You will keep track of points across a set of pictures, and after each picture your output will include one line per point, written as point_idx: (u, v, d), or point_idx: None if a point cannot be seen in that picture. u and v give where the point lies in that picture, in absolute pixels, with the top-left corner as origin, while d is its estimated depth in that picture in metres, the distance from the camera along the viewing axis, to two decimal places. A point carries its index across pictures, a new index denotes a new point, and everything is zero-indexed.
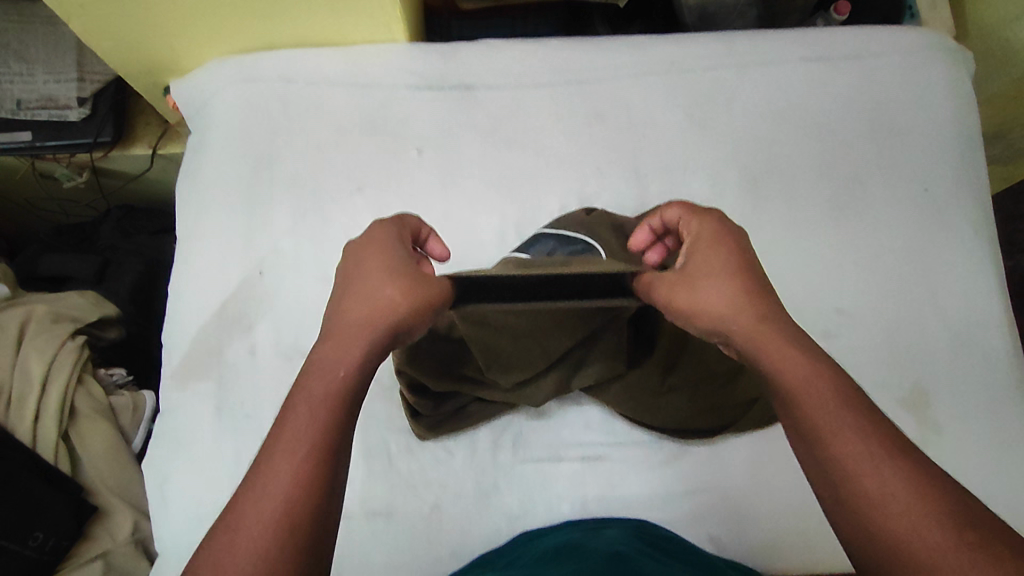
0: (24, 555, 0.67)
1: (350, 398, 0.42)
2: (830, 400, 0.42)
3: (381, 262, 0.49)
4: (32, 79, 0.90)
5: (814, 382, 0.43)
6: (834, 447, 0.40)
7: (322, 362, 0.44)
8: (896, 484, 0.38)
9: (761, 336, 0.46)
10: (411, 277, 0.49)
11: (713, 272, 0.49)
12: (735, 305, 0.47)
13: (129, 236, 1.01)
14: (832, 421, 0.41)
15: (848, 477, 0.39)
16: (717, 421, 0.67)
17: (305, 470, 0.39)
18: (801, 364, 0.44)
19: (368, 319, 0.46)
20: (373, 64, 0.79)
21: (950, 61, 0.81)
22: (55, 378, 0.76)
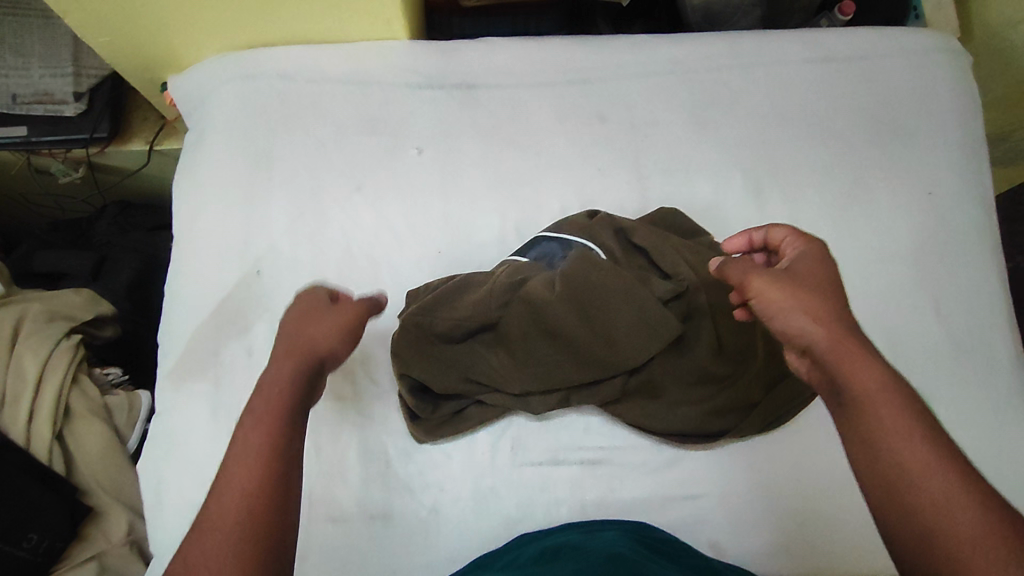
0: (16, 556, 0.67)
1: (284, 425, 0.46)
2: (905, 415, 0.43)
3: (303, 322, 0.52)
4: (27, 73, 0.89)
5: (886, 395, 0.44)
6: (904, 459, 0.42)
7: (260, 400, 0.48)
8: (958, 499, 0.40)
9: (843, 350, 0.46)
10: (331, 318, 0.53)
11: (805, 286, 0.49)
12: (818, 318, 0.47)
13: (126, 232, 1.01)
14: (901, 435, 0.43)
15: (920, 490, 0.41)
16: (716, 425, 0.67)
17: (249, 493, 0.43)
18: (875, 377, 0.45)
19: (293, 358, 0.50)
20: (373, 62, 0.78)
21: (954, 64, 0.80)
22: (50, 378, 0.75)
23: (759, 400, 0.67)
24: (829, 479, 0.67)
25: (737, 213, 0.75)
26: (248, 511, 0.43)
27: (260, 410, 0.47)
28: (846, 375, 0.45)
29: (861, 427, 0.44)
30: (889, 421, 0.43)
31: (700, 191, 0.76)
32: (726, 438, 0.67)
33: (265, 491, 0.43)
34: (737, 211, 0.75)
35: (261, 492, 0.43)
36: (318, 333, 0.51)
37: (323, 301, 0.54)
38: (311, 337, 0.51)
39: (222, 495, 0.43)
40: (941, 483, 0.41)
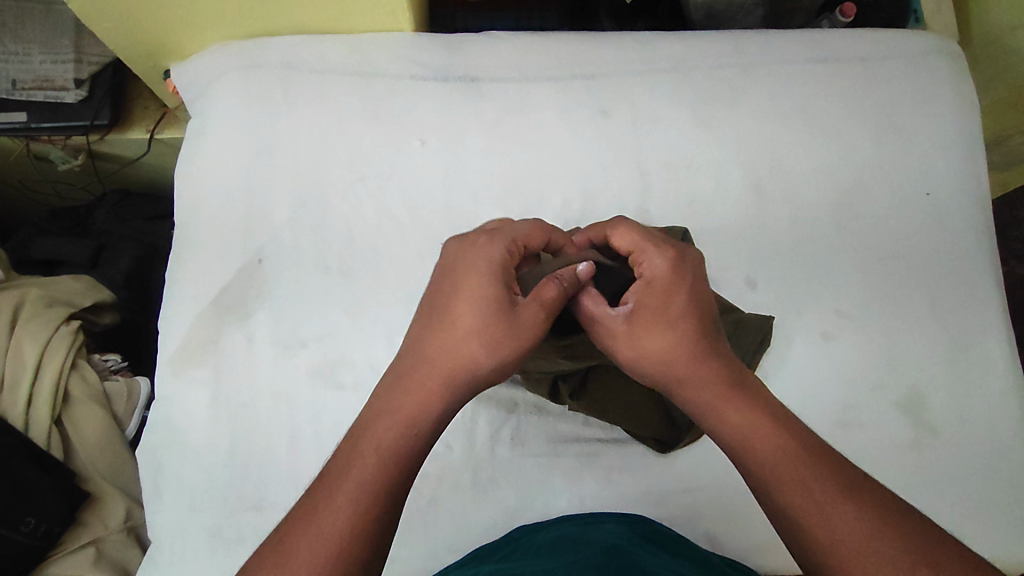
0: (15, 540, 0.67)
1: (429, 430, 0.48)
2: (768, 439, 0.46)
3: (467, 313, 0.51)
4: (28, 59, 0.89)
5: (755, 427, 0.47)
6: (784, 488, 0.44)
7: (408, 387, 0.49)
8: (845, 515, 0.42)
9: (703, 384, 0.49)
10: (499, 318, 0.51)
11: (652, 322, 0.51)
12: (671, 349, 0.51)
13: (125, 221, 1.00)
14: (778, 458, 0.45)
15: (803, 517, 0.43)
16: (680, 415, 0.66)
17: (380, 480, 0.45)
18: (740, 408, 0.48)
19: (447, 371, 0.50)
20: (377, 55, 0.79)
21: (953, 66, 0.81)
22: (49, 363, 0.75)
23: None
24: None
25: (737, 211, 0.76)
26: (363, 510, 0.44)
27: (393, 427, 0.47)
28: (719, 411, 0.48)
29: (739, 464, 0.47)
30: (766, 448, 0.46)
31: (701, 188, 0.76)
32: (688, 432, 0.66)
33: (385, 488, 0.45)
34: (738, 209, 0.76)
35: (376, 496, 0.44)
36: (473, 335, 0.51)
37: (503, 294, 0.52)
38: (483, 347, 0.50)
39: (335, 495, 0.44)
40: (825, 507, 0.42)
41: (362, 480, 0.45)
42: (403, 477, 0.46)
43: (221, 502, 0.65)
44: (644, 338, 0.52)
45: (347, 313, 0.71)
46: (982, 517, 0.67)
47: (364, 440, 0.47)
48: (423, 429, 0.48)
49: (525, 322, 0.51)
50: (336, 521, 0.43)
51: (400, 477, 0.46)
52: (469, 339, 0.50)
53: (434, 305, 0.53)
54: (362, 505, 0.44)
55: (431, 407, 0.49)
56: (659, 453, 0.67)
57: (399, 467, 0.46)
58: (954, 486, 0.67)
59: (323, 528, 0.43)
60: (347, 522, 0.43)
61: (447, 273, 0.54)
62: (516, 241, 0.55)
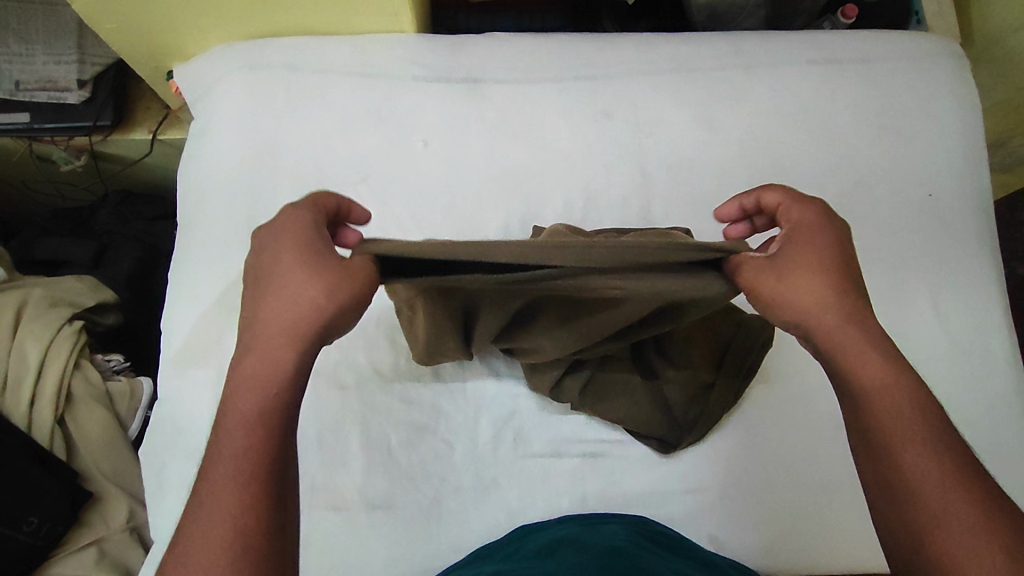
0: (17, 539, 0.67)
1: (285, 397, 0.43)
2: (905, 408, 0.43)
3: (287, 278, 0.46)
4: (31, 60, 0.89)
5: (896, 389, 0.44)
6: (909, 456, 0.42)
7: (249, 371, 0.43)
8: (963, 500, 0.40)
9: (846, 334, 0.46)
10: (309, 265, 0.46)
11: (807, 266, 0.48)
12: (824, 293, 0.47)
13: (127, 221, 1.00)
14: (906, 428, 0.43)
15: (913, 488, 0.41)
16: (685, 415, 0.66)
17: (250, 462, 0.40)
18: (874, 362, 0.45)
19: (289, 327, 0.45)
20: (379, 55, 0.79)
21: (955, 67, 0.81)
22: (52, 363, 0.75)
23: (715, 384, 0.66)
24: (830, 474, 0.67)
25: None
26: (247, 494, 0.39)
27: (251, 398, 0.42)
28: (851, 363, 0.46)
29: (859, 413, 0.45)
30: (895, 408, 0.44)
31: (703, 188, 0.77)
32: (693, 432, 0.66)
33: (259, 468, 0.40)
34: None
35: (252, 467, 0.40)
36: (300, 288, 0.45)
37: (312, 242, 0.47)
38: (309, 296, 0.45)
39: (211, 491, 0.39)
40: (944, 478, 0.41)
41: (236, 456, 0.40)
42: (273, 451, 0.41)
43: None
44: (793, 275, 0.47)
45: None
46: None
47: (223, 430, 0.41)
48: (289, 384, 0.43)
49: (349, 266, 0.46)
50: (219, 512, 0.38)
51: (273, 451, 0.41)
52: (299, 303, 0.45)
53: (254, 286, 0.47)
54: (243, 492, 0.39)
55: (286, 361, 0.44)
56: (664, 454, 0.67)
57: (270, 433, 0.41)
58: None
59: (202, 528, 0.38)
60: (230, 512, 0.38)
61: (259, 246, 0.48)
62: (314, 211, 0.50)
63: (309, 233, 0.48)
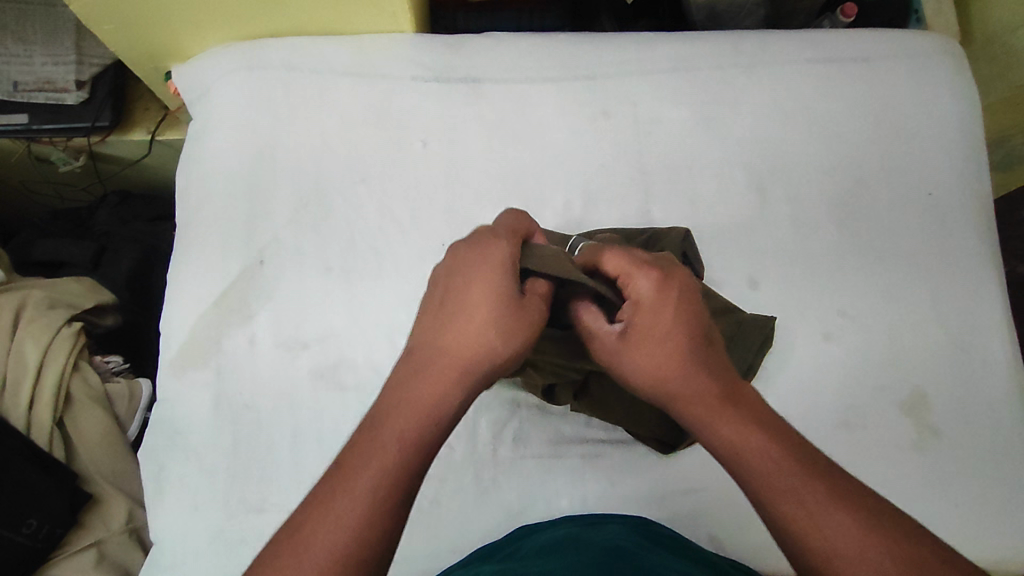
0: (15, 542, 0.67)
1: (435, 431, 0.44)
2: (767, 455, 0.43)
3: (479, 303, 0.48)
4: (29, 61, 0.89)
5: (748, 434, 0.44)
6: (784, 509, 0.41)
7: (411, 389, 0.45)
8: (848, 538, 0.39)
9: (700, 400, 0.46)
10: (513, 309, 0.49)
11: (644, 342, 0.49)
12: (662, 368, 0.48)
13: (126, 222, 1.00)
14: (773, 479, 0.42)
15: (803, 542, 0.40)
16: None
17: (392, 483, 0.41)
18: (730, 418, 0.45)
19: (467, 356, 0.47)
20: (378, 55, 0.79)
21: (955, 66, 0.81)
22: (51, 365, 0.75)
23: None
24: None
25: (738, 212, 0.76)
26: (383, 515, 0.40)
27: (411, 420, 0.44)
28: (713, 423, 0.45)
29: (731, 471, 0.44)
30: (756, 453, 0.43)
31: (702, 188, 0.76)
32: (693, 431, 0.65)
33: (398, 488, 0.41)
34: (739, 210, 0.76)
35: (390, 492, 0.41)
36: (486, 327, 0.47)
37: (512, 287, 0.49)
38: (485, 338, 0.47)
39: (350, 495, 0.41)
40: (820, 513, 0.40)
41: (379, 479, 0.41)
42: (412, 479, 0.42)
43: (223, 503, 0.65)
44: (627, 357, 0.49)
45: (348, 313, 0.71)
46: (988, 519, 0.66)
47: (370, 441, 0.43)
48: (442, 419, 0.45)
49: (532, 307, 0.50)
50: (345, 527, 0.39)
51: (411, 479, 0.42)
52: (476, 327, 0.47)
53: (435, 305, 0.50)
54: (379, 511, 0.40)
55: (446, 395, 0.45)
56: (663, 453, 0.67)
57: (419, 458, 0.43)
58: (958, 487, 0.67)
59: (334, 526, 0.39)
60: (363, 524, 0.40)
61: (456, 270, 0.50)
62: (516, 246, 0.53)
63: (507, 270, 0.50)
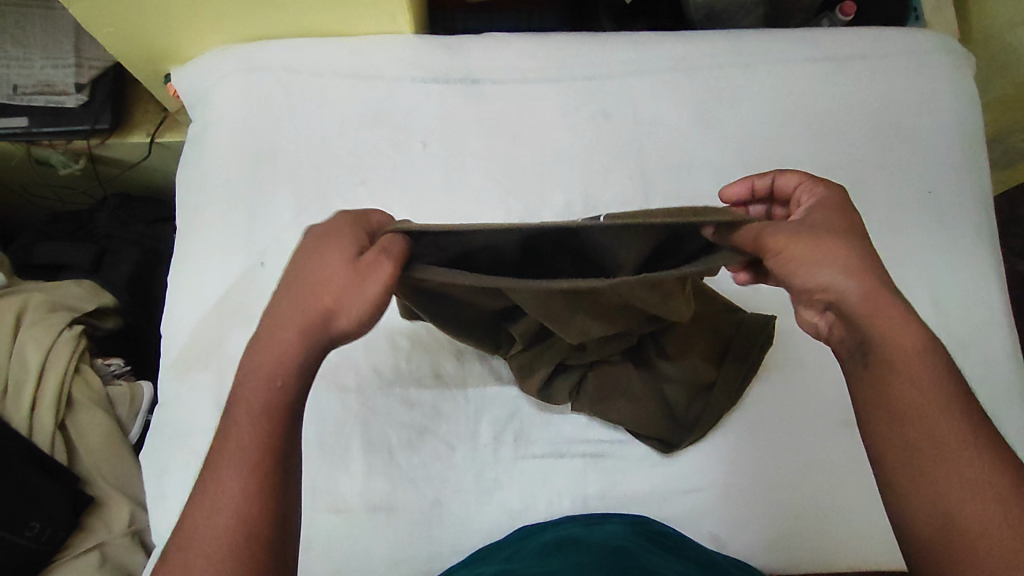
0: (19, 545, 0.67)
1: (287, 412, 0.45)
2: (934, 385, 0.44)
3: (312, 281, 0.47)
4: (28, 64, 0.89)
5: (922, 372, 0.45)
6: (940, 431, 0.43)
7: (254, 373, 0.45)
8: (993, 475, 0.42)
9: (875, 315, 0.46)
10: (349, 270, 0.47)
11: (836, 243, 0.48)
12: (856, 280, 0.47)
13: (126, 224, 1.00)
14: (933, 404, 0.44)
15: (944, 462, 0.42)
16: (688, 413, 0.67)
17: (253, 477, 0.42)
18: (908, 344, 0.45)
19: (306, 329, 0.46)
20: (378, 56, 0.79)
21: (954, 64, 0.81)
22: (53, 369, 0.75)
23: (716, 381, 0.67)
24: (834, 472, 0.67)
25: None
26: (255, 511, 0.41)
27: (259, 389, 0.45)
28: (882, 344, 0.46)
29: (896, 380, 0.45)
30: (921, 389, 0.44)
31: (702, 187, 0.76)
32: (696, 431, 0.66)
33: (263, 477, 0.42)
34: None
35: (264, 465, 0.43)
36: (325, 292, 0.47)
37: (348, 254, 0.48)
38: (328, 304, 0.47)
39: (216, 494, 0.42)
40: (966, 463, 0.42)
41: (247, 455, 0.43)
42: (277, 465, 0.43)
43: None
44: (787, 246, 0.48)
45: None
46: None
47: (237, 422, 0.44)
48: (288, 398, 0.45)
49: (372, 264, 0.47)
50: (234, 503, 0.41)
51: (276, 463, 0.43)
52: (313, 302, 0.47)
53: (283, 282, 0.49)
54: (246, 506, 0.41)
55: (297, 359, 0.46)
56: (664, 453, 0.67)
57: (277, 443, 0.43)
58: None
59: (207, 530, 0.41)
60: (231, 520, 0.41)
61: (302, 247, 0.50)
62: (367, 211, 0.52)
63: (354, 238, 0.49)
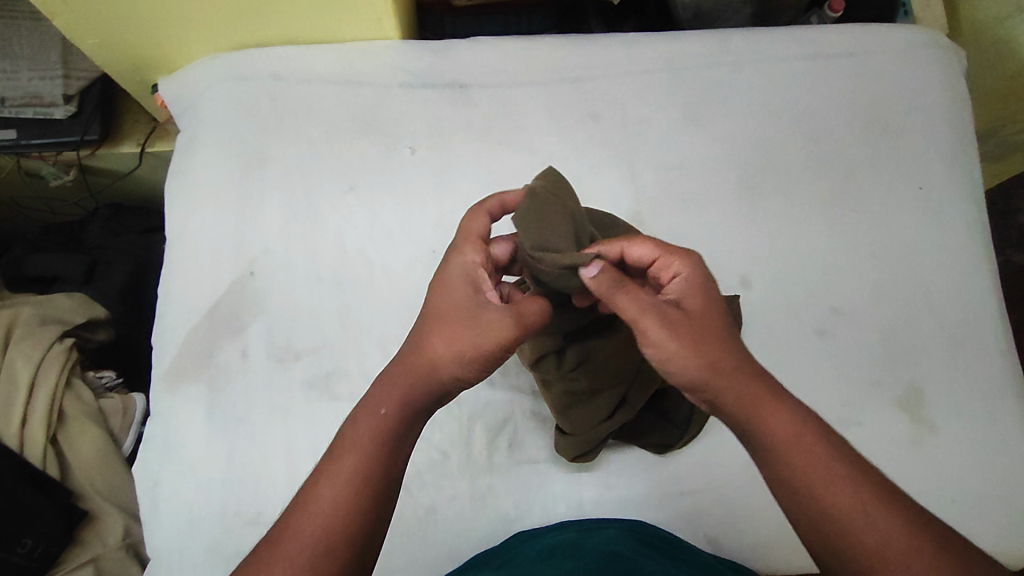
0: (12, 562, 0.66)
1: (394, 442, 0.48)
2: (815, 452, 0.45)
3: (444, 317, 0.51)
4: (16, 75, 0.88)
5: (804, 439, 0.46)
6: (829, 503, 0.44)
7: (372, 399, 0.49)
8: (890, 530, 0.42)
9: (751, 407, 0.47)
10: (466, 321, 0.50)
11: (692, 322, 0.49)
12: (702, 372, 0.48)
13: (117, 235, 1.00)
14: (825, 476, 0.44)
15: (841, 528, 0.43)
16: (682, 414, 0.66)
17: (346, 502, 0.45)
18: (790, 426, 0.46)
19: (423, 368, 0.50)
20: (365, 63, 0.78)
21: (943, 59, 0.81)
22: (43, 383, 0.75)
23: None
24: None
25: (729, 211, 0.75)
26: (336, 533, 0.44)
27: (368, 419, 0.48)
28: (766, 435, 0.47)
29: (768, 461, 0.46)
30: (813, 471, 0.45)
31: (694, 187, 0.76)
32: (694, 428, 0.66)
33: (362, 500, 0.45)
34: (729, 209, 0.75)
35: (366, 484, 0.46)
36: (444, 340, 0.50)
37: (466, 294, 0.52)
38: (433, 346, 0.50)
39: (309, 508, 0.45)
40: (874, 520, 0.43)
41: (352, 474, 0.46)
42: (378, 494, 0.46)
43: (219, 517, 0.65)
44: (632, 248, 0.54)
45: (341, 325, 0.71)
46: (986, 512, 0.66)
47: (354, 437, 0.47)
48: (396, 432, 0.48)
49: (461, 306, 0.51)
50: (326, 512, 0.45)
51: (376, 489, 0.46)
52: (443, 336, 0.50)
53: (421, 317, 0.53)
54: (331, 534, 0.44)
55: (409, 397, 0.49)
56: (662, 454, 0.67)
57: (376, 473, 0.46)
58: (956, 482, 0.67)
59: (298, 543, 0.44)
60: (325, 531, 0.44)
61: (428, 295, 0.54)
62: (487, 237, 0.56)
63: (477, 279, 0.53)
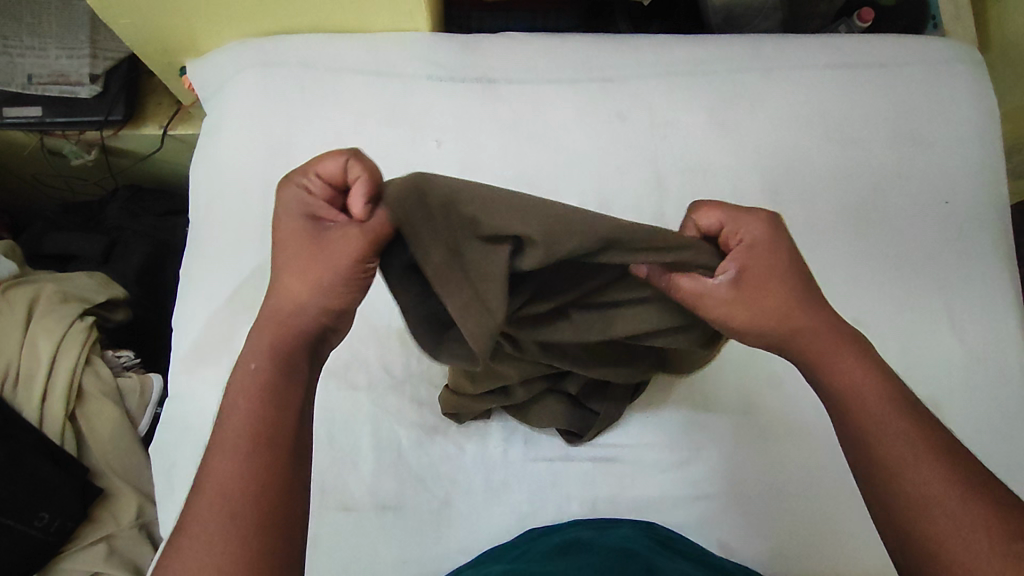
0: (29, 535, 0.67)
1: (275, 389, 0.44)
2: (876, 396, 0.46)
3: (288, 257, 0.45)
4: (44, 54, 0.89)
5: (864, 380, 0.46)
6: (887, 452, 0.44)
7: (244, 361, 0.45)
8: (942, 483, 0.42)
9: (818, 349, 0.48)
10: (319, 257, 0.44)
11: (759, 284, 0.46)
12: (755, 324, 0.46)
13: (137, 217, 1.00)
14: (885, 421, 0.45)
15: (895, 476, 0.43)
16: (592, 403, 0.64)
17: (248, 457, 0.41)
18: (853, 367, 0.47)
19: (288, 324, 0.45)
20: (394, 53, 0.79)
21: (974, 74, 0.81)
22: (63, 361, 0.75)
23: None
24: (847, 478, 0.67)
25: None
26: (236, 502, 0.40)
27: (252, 373, 0.44)
28: (829, 377, 0.47)
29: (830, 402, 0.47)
30: (881, 422, 0.45)
31: (720, 193, 0.76)
32: (601, 421, 0.65)
33: (263, 441, 0.42)
34: None
35: (265, 438, 0.42)
36: (310, 292, 0.45)
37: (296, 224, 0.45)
38: (285, 287, 0.45)
39: (208, 482, 0.41)
40: (926, 472, 0.42)
41: (244, 431, 0.42)
42: (276, 448, 0.42)
43: None
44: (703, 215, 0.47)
45: None
46: None
47: (239, 392, 0.43)
48: (281, 386, 0.44)
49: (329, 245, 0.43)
50: (227, 471, 0.41)
51: (274, 440, 0.42)
52: (295, 287, 0.45)
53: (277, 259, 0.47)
54: (239, 492, 0.40)
55: (283, 362, 0.45)
56: (573, 441, 0.67)
57: (268, 427, 0.42)
58: None
59: (207, 509, 0.40)
60: (234, 500, 0.40)
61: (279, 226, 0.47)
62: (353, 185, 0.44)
63: (314, 207, 0.46)
